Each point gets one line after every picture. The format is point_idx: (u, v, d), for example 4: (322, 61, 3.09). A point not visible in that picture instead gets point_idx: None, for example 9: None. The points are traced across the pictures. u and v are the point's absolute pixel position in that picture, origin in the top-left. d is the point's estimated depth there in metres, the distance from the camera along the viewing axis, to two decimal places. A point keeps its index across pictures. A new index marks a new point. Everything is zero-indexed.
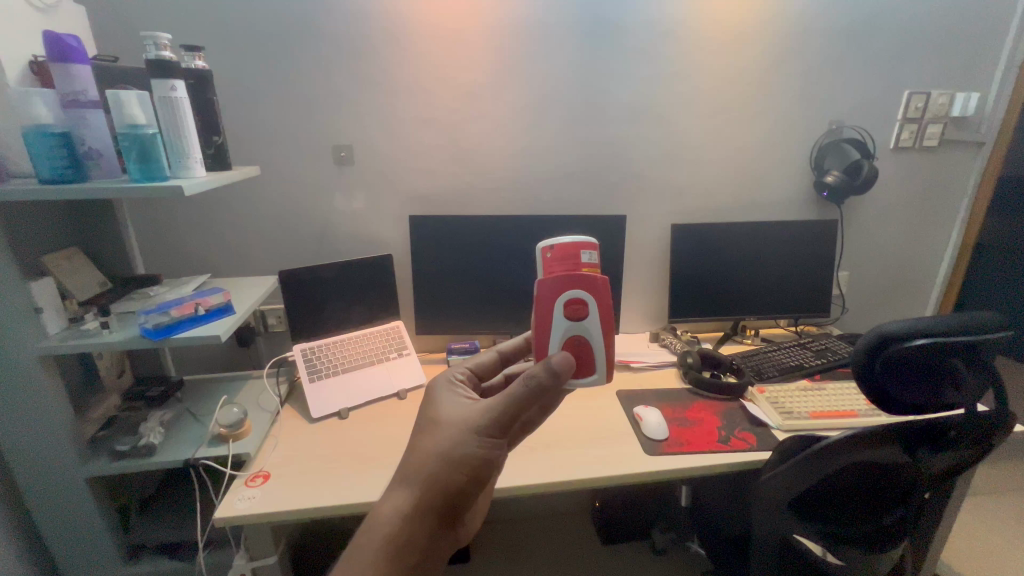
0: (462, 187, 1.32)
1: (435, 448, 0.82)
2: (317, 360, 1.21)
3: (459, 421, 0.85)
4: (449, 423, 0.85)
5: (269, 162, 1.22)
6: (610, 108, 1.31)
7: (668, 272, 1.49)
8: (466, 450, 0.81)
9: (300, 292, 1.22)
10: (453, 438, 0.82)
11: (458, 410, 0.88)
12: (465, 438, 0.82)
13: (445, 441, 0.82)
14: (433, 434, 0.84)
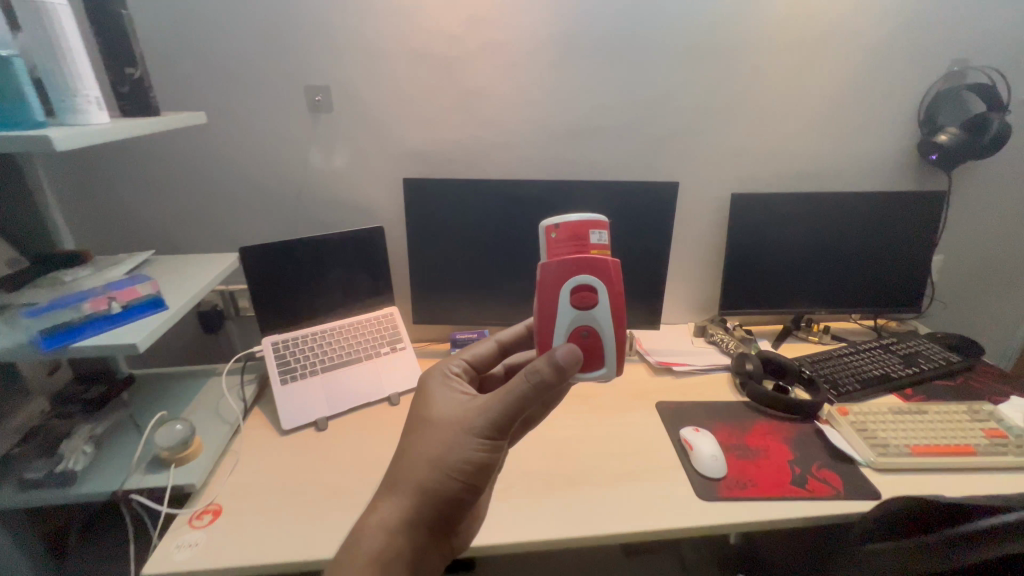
0: (470, 144, 1.05)
1: (425, 455, 0.64)
2: (291, 357, 1.00)
3: (453, 420, 0.66)
4: (443, 422, 0.66)
5: (228, 108, 0.97)
6: (664, 42, 1.01)
7: (722, 253, 1.21)
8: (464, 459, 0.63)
9: (269, 274, 0.99)
10: (446, 442, 0.64)
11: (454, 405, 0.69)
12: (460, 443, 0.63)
13: (437, 446, 0.64)
14: (422, 438, 0.66)
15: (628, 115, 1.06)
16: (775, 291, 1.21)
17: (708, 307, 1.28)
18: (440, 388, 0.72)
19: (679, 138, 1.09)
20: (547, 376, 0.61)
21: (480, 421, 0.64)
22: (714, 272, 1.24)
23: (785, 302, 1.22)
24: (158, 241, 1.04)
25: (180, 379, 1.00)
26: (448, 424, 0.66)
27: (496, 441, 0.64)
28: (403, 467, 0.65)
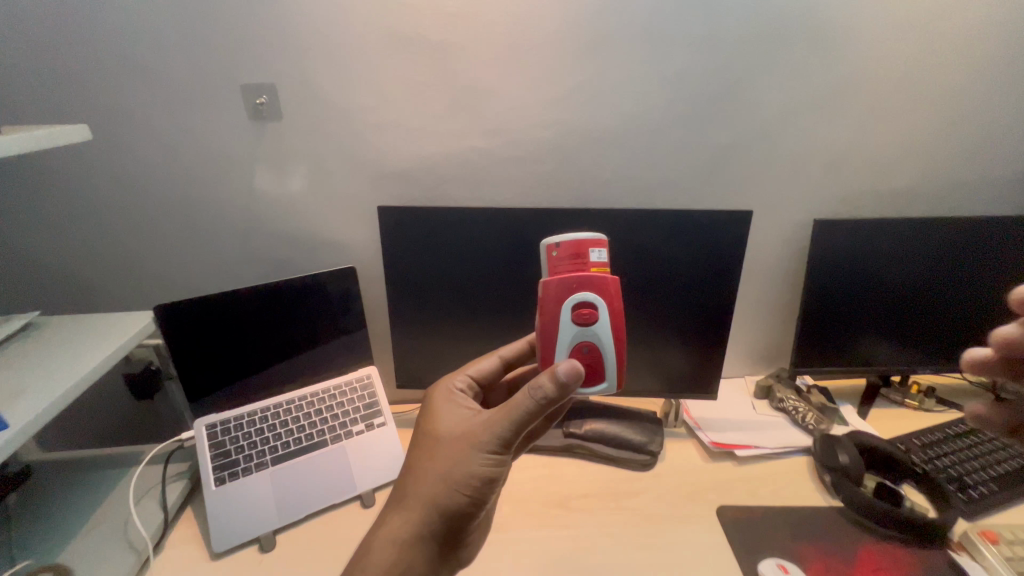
0: (468, 158, 0.79)
1: (423, 475, 0.54)
2: (231, 445, 0.76)
3: (454, 436, 0.56)
4: (442, 438, 0.56)
5: (150, 119, 0.75)
6: (735, 15, 0.72)
7: (796, 294, 0.94)
8: (465, 481, 0.53)
9: (202, 335, 0.76)
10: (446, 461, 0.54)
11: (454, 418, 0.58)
12: (461, 463, 0.54)
13: (436, 465, 0.54)
14: (420, 456, 0.56)
15: (680, 118, 0.78)
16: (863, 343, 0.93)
17: (774, 361, 1.01)
18: (441, 400, 0.61)
19: (748, 148, 0.81)
20: (555, 393, 0.51)
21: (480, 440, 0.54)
22: (785, 318, 0.97)
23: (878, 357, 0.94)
24: (89, 291, 0.86)
25: (93, 471, 0.77)
26: (448, 440, 0.56)
27: (502, 461, 0.55)
28: (399, 487, 0.56)
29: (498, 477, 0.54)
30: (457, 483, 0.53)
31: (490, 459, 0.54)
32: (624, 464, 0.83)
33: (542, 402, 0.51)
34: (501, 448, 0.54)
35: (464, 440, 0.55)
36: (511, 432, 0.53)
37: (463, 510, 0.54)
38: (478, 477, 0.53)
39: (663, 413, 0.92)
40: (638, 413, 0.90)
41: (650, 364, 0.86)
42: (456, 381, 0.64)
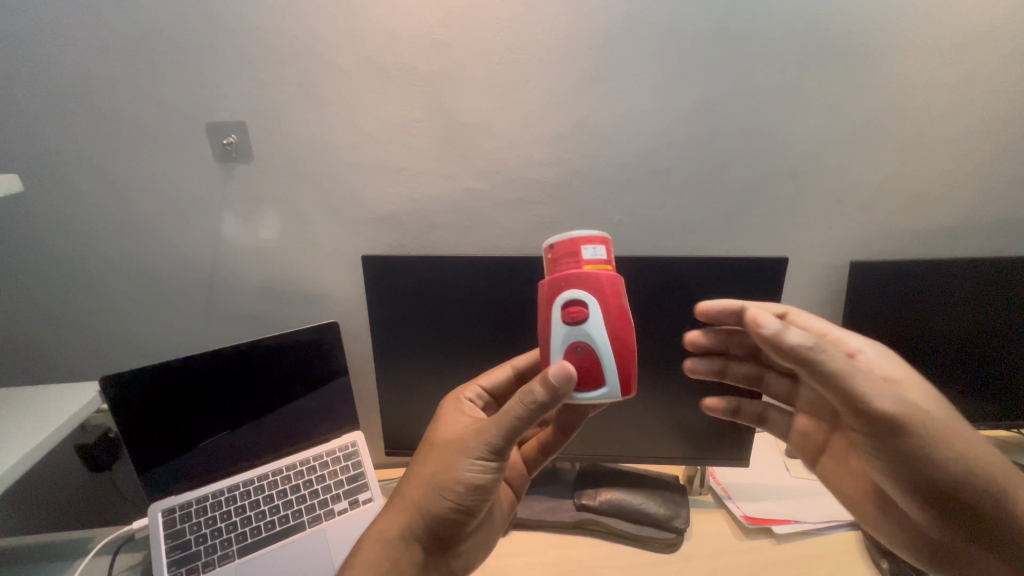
0: (463, 201, 0.71)
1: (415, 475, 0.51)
2: (191, 533, 0.66)
3: (451, 438, 0.51)
4: (440, 439, 0.52)
5: (108, 165, 0.67)
6: (760, 41, 0.65)
7: None
8: (453, 486, 0.48)
9: (167, 405, 0.68)
10: (438, 464, 0.50)
11: (457, 420, 0.54)
12: (451, 467, 0.48)
13: (428, 465, 0.50)
14: (417, 456, 0.53)
15: (700, 154, 0.70)
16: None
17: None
18: (447, 406, 0.56)
19: (775, 185, 0.73)
20: (547, 399, 0.44)
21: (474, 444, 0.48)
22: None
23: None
24: (46, 354, 0.77)
25: (29, 567, 0.67)
26: (445, 441, 0.51)
27: (497, 469, 0.48)
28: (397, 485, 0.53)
29: (492, 487, 0.48)
30: (446, 488, 0.48)
31: (482, 467, 0.48)
32: (646, 545, 0.72)
33: (534, 408, 0.44)
34: (495, 456, 0.48)
35: (457, 443, 0.50)
36: (503, 439, 0.47)
37: (454, 517, 0.49)
38: (469, 484, 0.48)
39: (687, 477, 0.82)
40: (656, 480, 0.80)
41: (673, 426, 0.76)
42: (467, 389, 0.58)
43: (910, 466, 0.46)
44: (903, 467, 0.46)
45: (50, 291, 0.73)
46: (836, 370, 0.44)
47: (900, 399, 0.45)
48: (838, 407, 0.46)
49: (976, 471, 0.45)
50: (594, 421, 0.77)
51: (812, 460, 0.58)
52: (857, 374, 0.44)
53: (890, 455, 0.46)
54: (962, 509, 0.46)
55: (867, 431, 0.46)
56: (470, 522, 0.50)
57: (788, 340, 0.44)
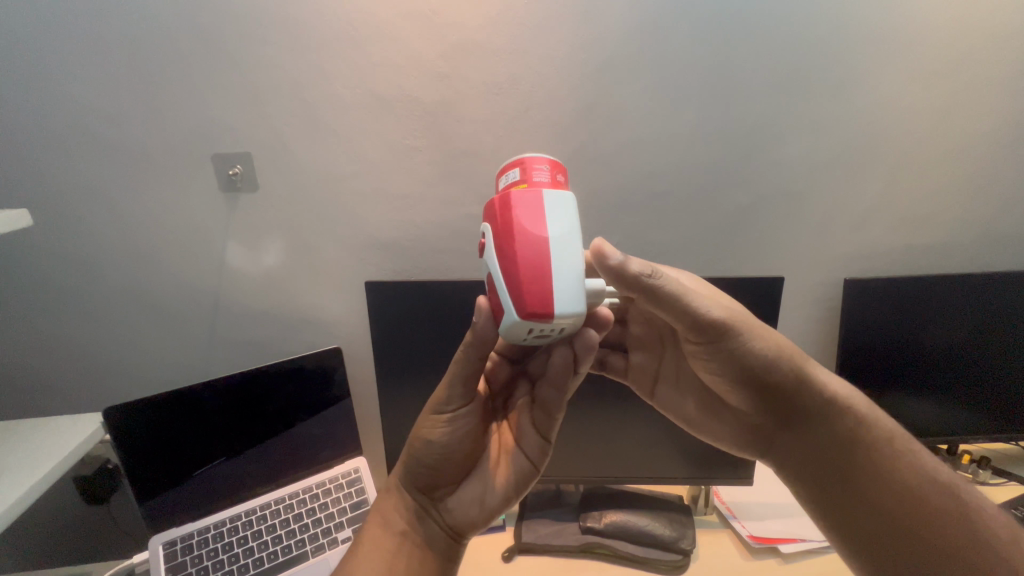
0: (464, 227, 0.73)
1: None
2: (192, 566, 0.64)
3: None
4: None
5: (114, 195, 0.68)
6: (749, 70, 0.67)
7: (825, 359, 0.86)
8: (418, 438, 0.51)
9: (170, 434, 0.68)
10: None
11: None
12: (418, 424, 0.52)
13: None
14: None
15: (694, 177, 0.72)
16: (925, 417, 0.81)
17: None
18: None
19: (768, 206, 0.75)
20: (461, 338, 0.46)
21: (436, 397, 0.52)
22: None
23: (944, 432, 0.81)
24: (47, 385, 0.77)
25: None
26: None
27: (448, 418, 0.50)
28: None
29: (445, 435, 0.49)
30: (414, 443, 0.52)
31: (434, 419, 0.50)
32: (652, 566, 0.71)
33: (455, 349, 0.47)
34: (440, 405, 0.50)
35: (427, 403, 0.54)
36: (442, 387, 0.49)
37: (422, 469, 0.51)
38: (426, 434, 0.50)
39: (691, 497, 0.82)
40: (660, 501, 0.80)
41: (676, 445, 0.76)
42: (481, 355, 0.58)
43: (739, 363, 0.49)
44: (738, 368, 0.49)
45: (53, 321, 0.74)
46: (673, 289, 0.44)
47: (725, 308, 0.47)
48: (676, 323, 0.47)
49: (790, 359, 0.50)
50: (597, 441, 0.77)
51: (651, 390, 0.59)
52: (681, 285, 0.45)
53: (722, 355, 0.49)
54: (777, 392, 0.51)
55: (704, 339, 0.48)
56: (440, 475, 0.51)
57: (631, 270, 0.42)
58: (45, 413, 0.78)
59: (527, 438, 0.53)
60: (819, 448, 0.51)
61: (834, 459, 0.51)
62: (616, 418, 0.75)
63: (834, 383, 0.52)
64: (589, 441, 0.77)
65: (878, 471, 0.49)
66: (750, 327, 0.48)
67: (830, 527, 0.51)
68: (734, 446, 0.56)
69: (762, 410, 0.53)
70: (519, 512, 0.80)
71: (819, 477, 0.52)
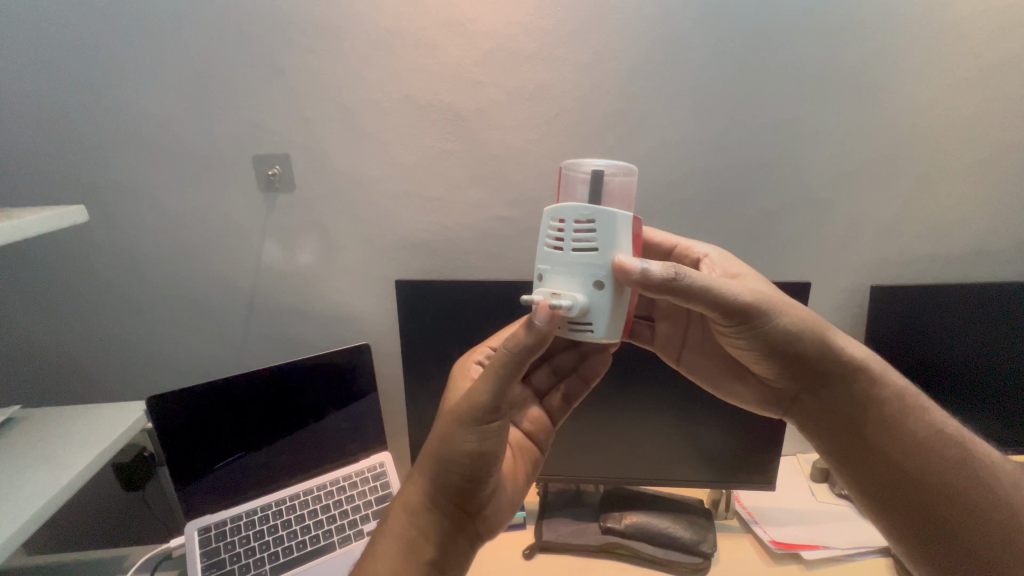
0: (491, 228, 0.74)
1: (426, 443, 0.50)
2: (225, 553, 0.67)
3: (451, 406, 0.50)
4: (441, 408, 0.50)
5: (159, 195, 0.71)
6: (777, 78, 0.68)
7: None
8: (456, 453, 0.46)
9: (204, 424, 0.70)
10: (437, 435, 0.48)
11: (456, 388, 0.51)
12: (449, 436, 0.46)
13: (433, 439, 0.49)
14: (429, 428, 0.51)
15: (721, 183, 0.73)
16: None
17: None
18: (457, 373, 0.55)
19: (795, 213, 0.75)
20: (531, 340, 0.41)
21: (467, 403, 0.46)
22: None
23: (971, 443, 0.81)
24: (90, 375, 0.81)
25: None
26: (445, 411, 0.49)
27: (497, 425, 0.46)
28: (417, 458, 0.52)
29: (494, 446, 0.46)
30: (451, 457, 0.46)
31: (478, 431, 0.45)
32: (672, 567, 0.72)
33: (519, 352, 0.42)
34: (490, 417, 0.45)
35: (450, 411, 0.47)
36: (493, 395, 0.44)
37: (461, 480, 0.47)
38: (472, 448, 0.46)
39: (712, 501, 0.82)
40: (680, 503, 0.81)
41: (698, 448, 0.77)
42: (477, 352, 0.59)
43: (765, 343, 0.49)
44: (765, 342, 0.49)
45: (99, 313, 0.77)
46: (698, 283, 0.43)
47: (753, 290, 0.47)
48: (706, 313, 0.46)
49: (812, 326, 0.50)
50: (619, 442, 0.77)
51: (676, 355, 0.60)
52: (686, 268, 0.42)
53: (751, 338, 0.49)
54: (802, 361, 0.51)
55: (734, 323, 0.47)
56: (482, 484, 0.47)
57: (655, 275, 0.40)
58: (88, 402, 0.82)
59: (538, 424, 0.58)
60: (859, 412, 0.51)
61: (870, 425, 0.51)
62: (638, 420, 0.76)
63: (849, 346, 0.52)
64: (612, 442, 0.78)
65: (906, 438, 0.50)
66: (774, 309, 0.48)
67: (863, 482, 0.52)
68: (760, 407, 0.58)
69: (791, 374, 0.52)
70: (540, 510, 0.82)
71: (851, 448, 0.52)
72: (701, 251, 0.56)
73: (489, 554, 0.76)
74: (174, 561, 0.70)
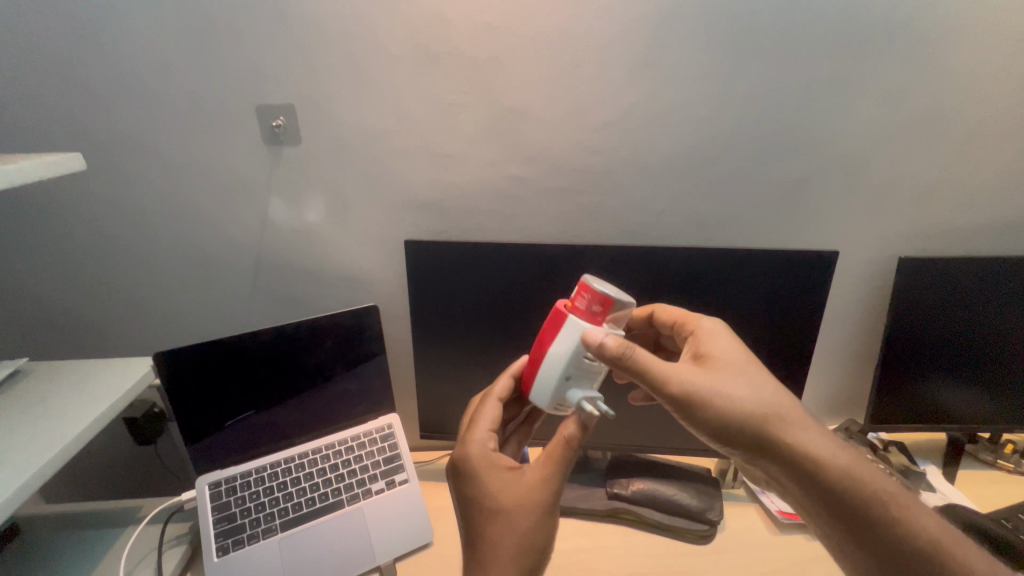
0: (504, 189, 0.71)
1: (495, 554, 0.45)
2: (236, 508, 0.68)
3: (516, 504, 0.46)
4: (502, 507, 0.46)
5: (160, 145, 0.68)
6: (818, 29, 0.63)
7: (868, 339, 0.83)
8: (539, 544, 0.46)
9: (213, 381, 0.70)
10: (520, 536, 0.45)
11: (504, 479, 0.48)
12: (535, 529, 0.45)
13: (509, 543, 0.45)
14: (486, 537, 0.45)
15: (749, 145, 0.69)
16: (961, 402, 0.80)
17: (843, 411, 0.90)
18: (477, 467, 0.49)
19: (824, 178, 0.71)
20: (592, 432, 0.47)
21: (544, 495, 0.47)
22: (859, 365, 0.85)
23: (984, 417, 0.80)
24: (97, 329, 0.80)
25: (89, 526, 0.70)
26: (512, 509, 0.46)
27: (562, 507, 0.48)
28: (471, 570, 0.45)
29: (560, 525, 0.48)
30: (536, 547, 0.45)
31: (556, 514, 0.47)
32: (677, 534, 0.73)
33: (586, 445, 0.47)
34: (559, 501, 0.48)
35: (529, 504, 0.46)
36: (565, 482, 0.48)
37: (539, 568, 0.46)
38: (552, 536, 0.46)
39: (720, 470, 0.81)
40: (686, 471, 0.81)
41: None
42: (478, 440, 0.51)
43: (714, 432, 0.48)
44: (715, 428, 0.48)
45: (104, 268, 0.76)
46: (638, 359, 0.46)
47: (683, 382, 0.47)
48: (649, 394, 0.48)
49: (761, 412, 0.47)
50: (629, 410, 0.77)
51: None
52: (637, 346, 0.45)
53: (695, 427, 0.48)
54: (749, 454, 0.49)
55: (673, 408, 0.48)
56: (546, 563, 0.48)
57: (621, 348, 0.44)
58: (96, 355, 0.82)
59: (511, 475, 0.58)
60: (833, 509, 0.47)
61: (834, 517, 0.47)
62: None
63: (805, 441, 0.47)
64: (621, 410, 0.77)
65: (872, 531, 0.46)
66: (703, 396, 0.47)
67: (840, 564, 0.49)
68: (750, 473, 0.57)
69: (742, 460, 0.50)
70: None
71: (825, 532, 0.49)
72: (704, 325, 0.57)
73: None
74: (186, 513, 0.71)
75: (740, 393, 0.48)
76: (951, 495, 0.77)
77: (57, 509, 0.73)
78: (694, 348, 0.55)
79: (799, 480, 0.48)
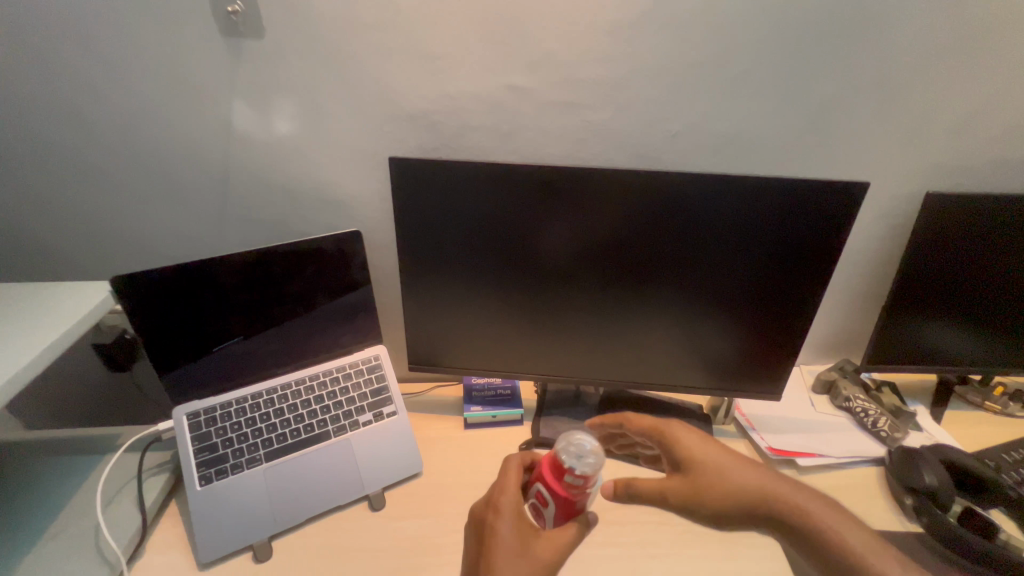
0: (502, 100, 0.63)
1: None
2: (217, 438, 0.65)
3: (528, 548, 0.50)
4: (519, 565, 0.48)
5: (97, 33, 0.58)
6: None
7: (875, 278, 0.80)
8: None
9: (181, 307, 0.65)
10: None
11: (526, 552, 0.49)
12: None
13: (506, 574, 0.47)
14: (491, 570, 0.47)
15: (782, 55, 0.60)
16: (962, 343, 0.79)
17: (837, 348, 0.90)
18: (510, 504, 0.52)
19: (859, 99, 0.64)
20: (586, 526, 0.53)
21: (550, 551, 0.50)
22: (861, 305, 0.83)
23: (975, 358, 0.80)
24: (53, 250, 0.73)
25: (65, 454, 0.67)
26: (522, 552, 0.49)
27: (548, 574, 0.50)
28: None
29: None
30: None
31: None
32: (667, 469, 0.73)
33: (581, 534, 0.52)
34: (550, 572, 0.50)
35: (541, 565, 0.49)
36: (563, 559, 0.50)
37: None
38: None
39: (711, 407, 0.81)
40: (679, 406, 0.80)
41: (706, 356, 0.74)
42: (507, 484, 0.54)
43: (711, 516, 0.55)
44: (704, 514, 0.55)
45: (49, 180, 0.67)
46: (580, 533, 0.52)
47: (658, 488, 0.58)
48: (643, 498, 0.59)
49: (739, 497, 0.54)
50: (625, 346, 0.74)
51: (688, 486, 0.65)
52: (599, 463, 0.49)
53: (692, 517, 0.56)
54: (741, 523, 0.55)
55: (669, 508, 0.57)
56: None
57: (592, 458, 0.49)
58: (56, 279, 0.76)
59: None
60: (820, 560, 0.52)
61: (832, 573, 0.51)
62: (648, 324, 0.71)
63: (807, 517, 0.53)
64: (617, 345, 0.74)
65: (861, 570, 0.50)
66: (690, 493, 0.56)
67: None
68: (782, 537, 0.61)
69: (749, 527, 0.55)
70: (538, 408, 0.81)
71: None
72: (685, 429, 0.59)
73: (485, 447, 0.77)
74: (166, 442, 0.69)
75: (715, 483, 0.55)
76: (937, 433, 0.78)
77: (31, 436, 0.70)
78: (669, 454, 0.59)
79: (789, 537, 0.54)
